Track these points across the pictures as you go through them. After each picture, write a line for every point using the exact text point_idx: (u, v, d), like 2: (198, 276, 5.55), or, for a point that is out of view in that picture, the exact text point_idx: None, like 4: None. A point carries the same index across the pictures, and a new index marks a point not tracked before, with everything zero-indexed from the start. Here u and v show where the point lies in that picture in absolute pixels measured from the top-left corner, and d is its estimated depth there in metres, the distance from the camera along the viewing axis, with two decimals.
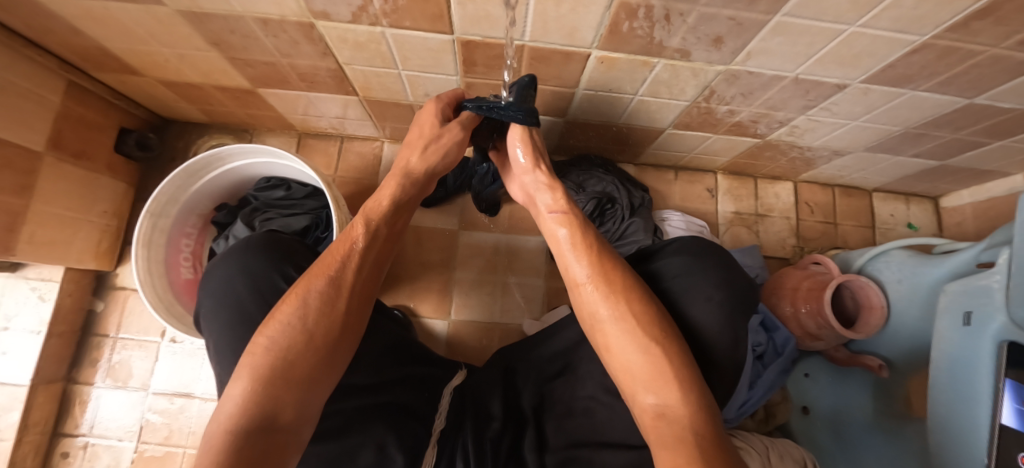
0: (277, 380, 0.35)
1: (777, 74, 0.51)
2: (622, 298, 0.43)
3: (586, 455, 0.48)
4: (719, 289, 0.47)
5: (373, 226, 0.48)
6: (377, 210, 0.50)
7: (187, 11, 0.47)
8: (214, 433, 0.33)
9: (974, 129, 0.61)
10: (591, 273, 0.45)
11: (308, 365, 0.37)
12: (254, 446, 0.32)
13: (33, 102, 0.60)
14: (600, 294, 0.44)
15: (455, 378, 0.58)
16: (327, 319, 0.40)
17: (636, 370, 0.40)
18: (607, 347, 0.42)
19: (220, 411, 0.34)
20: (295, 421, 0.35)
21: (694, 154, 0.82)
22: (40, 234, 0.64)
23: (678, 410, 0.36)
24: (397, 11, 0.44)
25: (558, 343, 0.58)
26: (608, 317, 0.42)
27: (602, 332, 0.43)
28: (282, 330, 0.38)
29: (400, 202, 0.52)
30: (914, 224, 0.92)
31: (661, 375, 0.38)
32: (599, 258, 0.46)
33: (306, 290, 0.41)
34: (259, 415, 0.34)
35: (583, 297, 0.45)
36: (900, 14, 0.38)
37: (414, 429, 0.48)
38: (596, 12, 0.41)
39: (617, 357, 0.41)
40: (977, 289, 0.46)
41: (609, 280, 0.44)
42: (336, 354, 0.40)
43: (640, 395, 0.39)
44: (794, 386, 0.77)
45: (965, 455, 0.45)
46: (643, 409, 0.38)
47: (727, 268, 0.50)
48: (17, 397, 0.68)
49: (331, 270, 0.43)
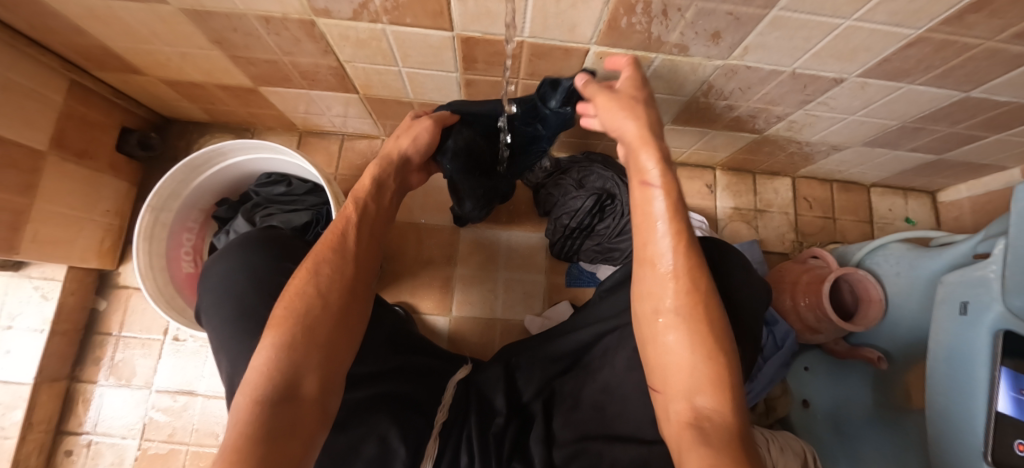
0: (298, 346, 0.36)
1: (776, 68, 0.52)
2: (699, 302, 0.39)
3: (595, 448, 0.48)
4: (740, 292, 0.47)
5: (363, 204, 0.49)
6: (364, 189, 0.50)
7: (189, 10, 0.47)
8: (239, 406, 0.34)
9: (972, 122, 0.61)
10: (675, 264, 0.41)
11: (327, 331, 0.38)
12: (280, 416, 0.33)
13: (36, 101, 0.61)
14: (676, 288, 0.40)
15: (459, 371, 0.60)
16: (338, 286, 0.41)
17: (689, 371, 0.38)
18: (659, 339, 0.41)
19: (243, 382, 0.35)
20: (319, 391, 0.36)
21: (693, 149, 0.83)
22: (43, 233, 0.65)
23: (724, 415, 0.35)
24: (398, 8, 0.44)
25: (569, 343, 0.57)
26: (674, 310, 0.40)
27: (663, 322, 0.40)
28: (299, 298, 0.39)
29: (383, 181, 0.52)
30: (912, 218, 0.92)
31: (715, 382, 0.36)
32: (689, 250, 0.41)
33: (314, 262, 0.42)
34: (284, 381, 0.34)
35: (651, 278, 0.42)
36: (895, 7, 0.39)
37: (416, 422, 0.48)
38: (595, 8, 0.42)
39: (667, 352, 0.40)
40: (973, 280, 0.47)
41: (687, 278, 0.40)
42: (348, 322, 0.41)
43: (682, 396, 0.38)
44: (794, 379, 0.78)
45: (964, 446, 0.46)
46: (683, 410, 0.37)
47: (748, 269, 0.49)
48: (21, 395, 0.69)
49: (333, 243, 0.44)
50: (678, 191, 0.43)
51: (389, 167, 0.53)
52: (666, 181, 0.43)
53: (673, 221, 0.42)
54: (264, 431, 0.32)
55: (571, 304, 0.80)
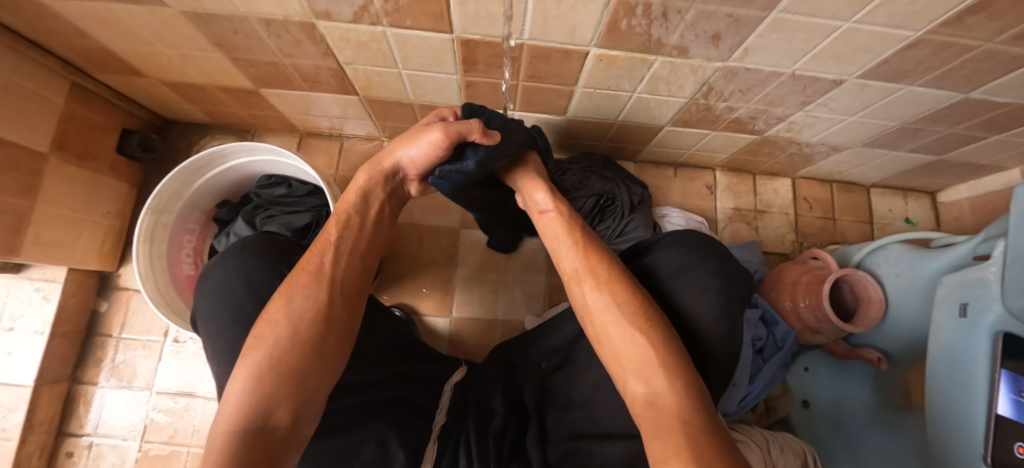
0: (269, 379, 0.36)
1: (775, 70, 0.52)
2: (610, 288, 0.44)
3: (586, 447, 0.49)
4: (715, 278, 0.48)
5: (349, 217, 0.47)
6: (348, 202, 0.48)
7: (191, 12, 0.47)
8: (217, 433, 0.35)
9: (971, 123, 0.61)
10: (578, 264, 0.46)
11: (299, 361, 0.38)
12: (253, 447, 0.34)
13: (38, 103, 0.61)
14: (589, 286, 0.45)
15: (457, 373, 0.59)
16: (312, 314, 0.40)
17: (627, 358, 0.40)
18: (599, 339, 0.43)
19: (222, 411, 0.36)
20: (292, 419, 0.37)
21: (693, 150, 0.83)
22: (44, 235, 0.65)
23: (666, 390, 0.37)
24: (398, 11, 0.44)
25: (559, 338, 0.57)
26: (597, 307, 0.44)
27: (592, 324, 0.44)
28: (271, 330, 0.39)
29: (370, 191, 0.49)
30: (912, 219, 0.92)
31: (649, 361, 0.38)
32: (586, 250, 0.47)
33: (291, 289, 0.41)
34: (255, 415, 0.35)
35: (575, 290, 0.46)
36: (895, 10, 0.39)
37: (414, 425, 0.49)
38: (596, 10, 0.42)
39: (607, 348, 0.42)
40: (973, 282, 0.47)
41: (597, 274, 0.45)
42: (324, 351, 0.40)
43: (631, 382, 0.39)
44: (794, 380, 0.79)
45: (964, 448, 0.46)
46: (634, 397, 0.38)
47: (723, 257, 0.50)
48: (21, 397, 0.69)
49: (312, 266, 0.43)
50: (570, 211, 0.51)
51: (384, 177, 0.50)
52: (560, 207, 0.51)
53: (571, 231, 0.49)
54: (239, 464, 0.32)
55: None
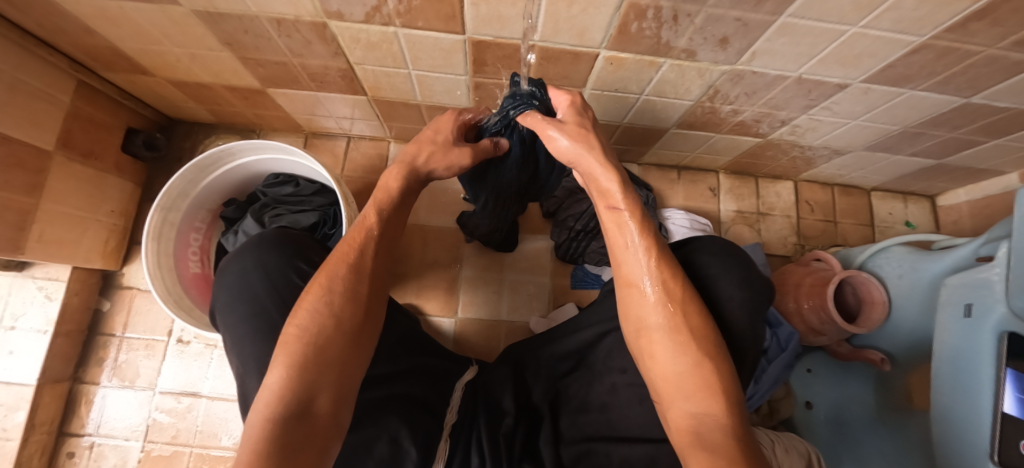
0: (311, 365, 0.37)
1: (781, 74, 0.52)
2: (679, 310, 0.41)
3: (601, 448, 0.49)
4: (741, 289, 0.46)
5: (386, 215, 0.48)
6: (388, 200, 0.49)
7: (202, 11, 0.47)
8: (253, 422, 0.35)
9: (971, 128, 0.62)
10: (653, 276, 0.42)
11: (339, 348, 0.39)
12: (294, 433, 0.34)
13: (44, 101, 0.61)
14: (657, 299, 0.41)
15: (467, 372, 0.60)
16: (351, 304, 0.41)
17: (679, 379, 0.39)
18: (649, 354, 0.41)
19: (258, 399, 0.36)
20: (332, 407, 0.37)
21: (696, 153, 0.84)
22: (49, 233, 0.65)
23: (718, 416, 0.36)
24: (410, 12, 0.44)
25: (573, 343, 0.57)
26: (660, 327, 0.41)
27: (649, 339, 0.41)
28: (311, 317, 0.39)
29: (407, 192, 0.51)
30: (912, 222, 0.94)
31: (704, 385, 0.37)
32: (663, 260, 0.42)
33: (328, 278, 0.42)
34: (297, 401, 0.35)
35: (636, 298, 0.43)
36: (900, 15, 0.40)
37: (426, 422, 0.48)
38: (606, 13, 0.42)
39: (657, 365, 0.41)
40: (977, 282, 0.48)
41: (669, 289, 0.41)
42: (361, 340, 0.41)
43: (678, 402, 0.39)
44: (798, 381, 0.78)
45: (970, 445, 0.46)
46: (681, 416, 0.38)
47: (746, 266, 0.49)
48: (23, 397, 0.68)
49: (349, 257, 0.44)
50: (643, 210, 0.45)
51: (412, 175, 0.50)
52: (632, 204, 0.44)
53: (647, 239, 0.43)
54: (280, 451, 0.33)
55: (576, 306, 0.80)
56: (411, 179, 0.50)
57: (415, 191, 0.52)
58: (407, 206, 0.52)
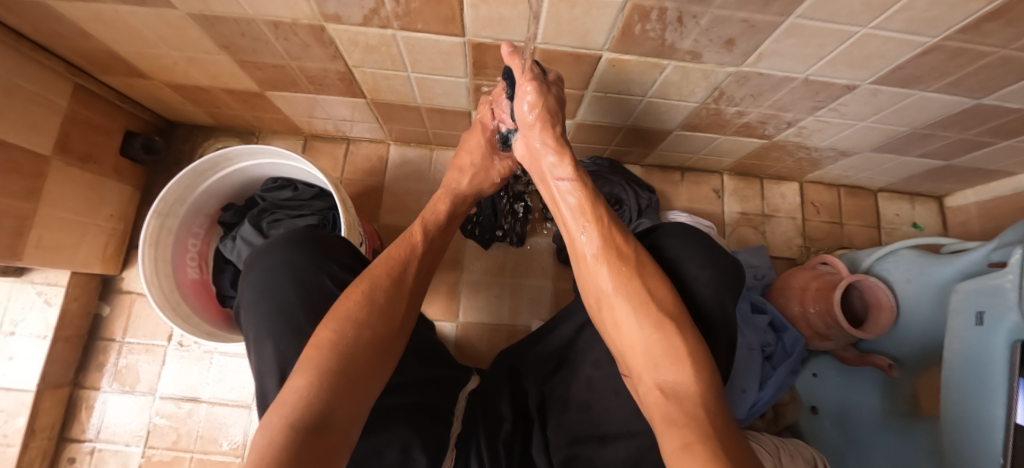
0: (338, 374, 0.37)
1: (788, 75, 0.51)
2: (632, 275, 0.42)
3: (587, 453, 0.50)
4: (704, 268, 0.46)
5: (430, 234, 0.55)
6: (435, 219, 0.57)
7: (198, 15, 0.47)
8: (271, 426, 0.34)
9: (982, 129, 0.61)
10: (599, 247, 0.44)
11: (367, 361, 0.40)
12: (313, 444, 0.33)
13: (41, 105, 0.60)
14: (607, 267, 0.43)
15: (471, 382, 0.57)
16: (385, 317, 0.43)
17: (647, 349, 0.38)
18: (614, 324, 0.42)
19: (279, 402, 0.35)
20: (349, 421, 0.36)
21: (701, 155, 0.83)
22: (47, 238, 0.64)
23: (688, 384, 0.35)
24: (409, 14, 0.43)
25: (553, 342, 0.58)
26: (615, 293, 0.42)
27: (608, 307, 0.42)
28: (347, 324, 0.40)
29: (453, 211, 0.61)
30: (919, 223, 0.92)
31: (671, 353, 0.37)
32: (608, 230, 0.45)
33: (370, 287, 0.44)
34: (319, 410, 0.35)
35: (589, 270, 0.45)
36: (912, 16, 0.39)
37: (436, 432, 0.47)
38: (609, 15, 0.41)
39: (624, 335, 0.41)
40: (988, 289, 0.47)
41: (615, 254, 0.43)
42: (387, 356, 0.42)
43: (648, 373, 0.38)
44: (804, 386, 0.77)
45: (983, 453, 0.45)
46: (650, 388, 0.37)
47: (712, 249, 0.48)
48: (23, 402, 0.68)
49: (392, 272, 0.47)
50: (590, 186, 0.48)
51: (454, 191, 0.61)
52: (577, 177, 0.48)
53: (586, 210, 0.46)
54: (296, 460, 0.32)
55: None
56: (455, 200, 0.61)
57: (456, 215, 0.62)
58: (448, 229, 0.60)
